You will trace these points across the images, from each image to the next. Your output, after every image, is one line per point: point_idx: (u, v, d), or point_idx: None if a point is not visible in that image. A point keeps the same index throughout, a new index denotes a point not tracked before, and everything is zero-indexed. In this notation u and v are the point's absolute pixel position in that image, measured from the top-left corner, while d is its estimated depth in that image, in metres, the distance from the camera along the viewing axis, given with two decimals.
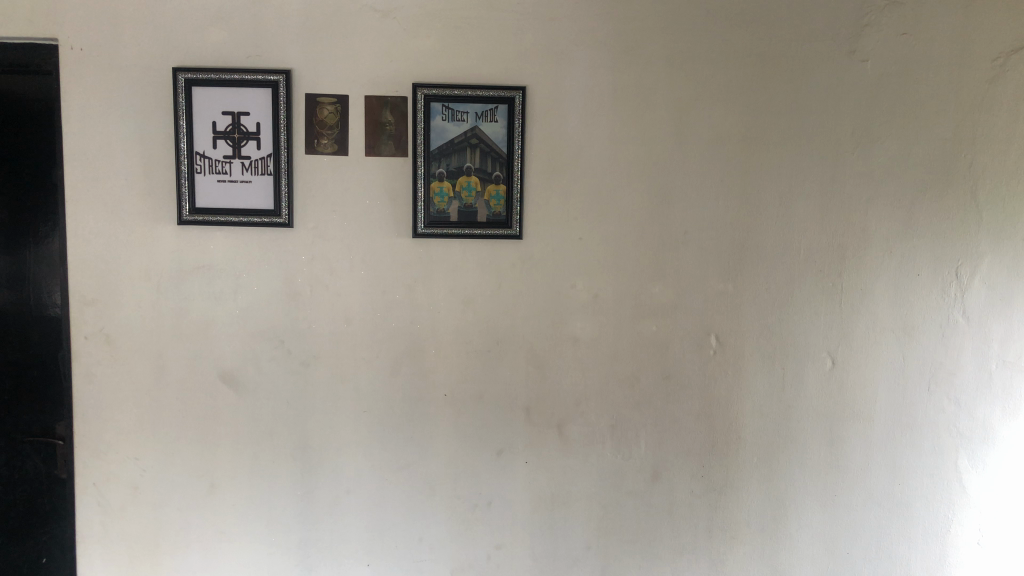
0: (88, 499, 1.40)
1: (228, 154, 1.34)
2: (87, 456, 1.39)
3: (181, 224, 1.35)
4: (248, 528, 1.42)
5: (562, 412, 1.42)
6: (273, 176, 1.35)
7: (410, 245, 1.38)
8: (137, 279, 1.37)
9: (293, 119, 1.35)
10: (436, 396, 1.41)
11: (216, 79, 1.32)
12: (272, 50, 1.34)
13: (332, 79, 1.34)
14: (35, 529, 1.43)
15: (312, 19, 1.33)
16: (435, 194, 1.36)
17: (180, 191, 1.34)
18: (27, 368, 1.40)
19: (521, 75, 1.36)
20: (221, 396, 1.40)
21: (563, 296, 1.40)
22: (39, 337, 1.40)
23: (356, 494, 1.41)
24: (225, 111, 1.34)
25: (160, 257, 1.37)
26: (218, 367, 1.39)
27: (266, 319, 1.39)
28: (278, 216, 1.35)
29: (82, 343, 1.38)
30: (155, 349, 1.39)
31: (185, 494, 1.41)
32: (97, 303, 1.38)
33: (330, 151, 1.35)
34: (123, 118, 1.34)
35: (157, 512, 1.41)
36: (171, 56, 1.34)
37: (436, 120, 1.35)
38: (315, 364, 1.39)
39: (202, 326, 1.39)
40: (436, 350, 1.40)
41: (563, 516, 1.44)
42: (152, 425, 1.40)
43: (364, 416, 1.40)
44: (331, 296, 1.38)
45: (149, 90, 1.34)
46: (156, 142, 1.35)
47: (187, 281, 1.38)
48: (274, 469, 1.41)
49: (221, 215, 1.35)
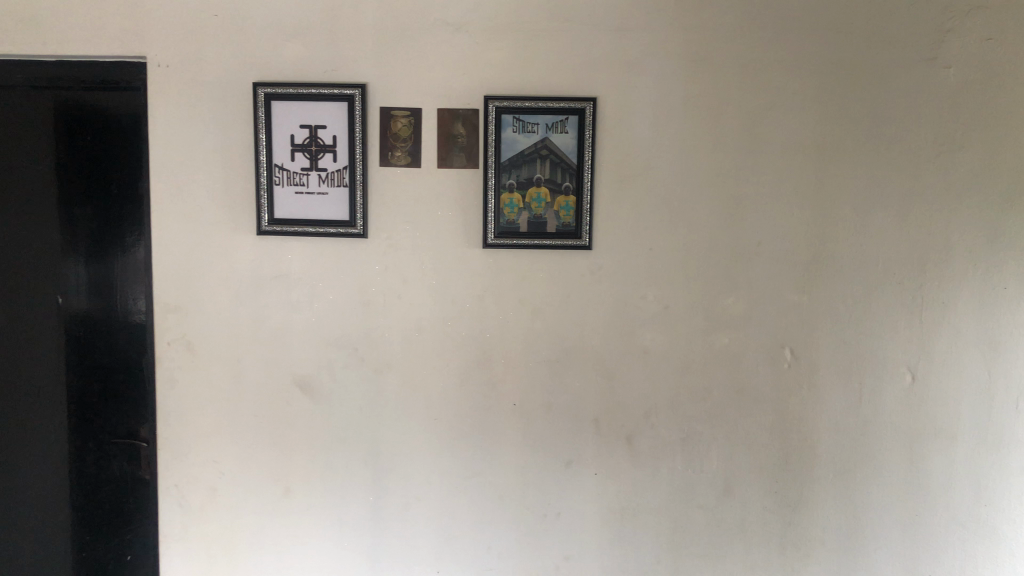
0: (170, 499, 1.45)
1: (305, 166, 1.38)
2: (168, 457, 1.45)
3: (260, 234, 1.40)
4: (320, 532, 1.45)
5: (631, 424, 1.41)
6: (348, 187, 1.38)
7: (481, 256, 1.39)
8: (217, 287, 1.42)
9: (368, 132, 1.38)
10: (506, 405, 1.41)
11: (294, 93, 1.36)
12: (348, 64, 1.37)
13: (405, 92, 1.37)
14: (120, 529, 1.52)
15: (387, 33, 1.36)
16: (505, 205, 1.37)
17: (259, 202, 1.38)
18: (115, 371, 1.49)
19: (592, 85, 1.36)
20: (296, 401, 1.43)
21: (633, 307, 1.40)
22: (126, 342, 1.49)
23: (426, 501, 1.43)
24: (303, 124, 1.37)
25: (240, 266, 1.42)
26: (293, 374, 1.43)
27: (339, 327, 1.42)
28: (352, 226, 1.38)
29: (165, 348, 1.44)
30: (233, 355, 1.43)
31: (260, 497, 1.45)
32: (180, 310, 1.43)
33: (403, 163, 1.38)
34: (207, 132, 1.40)
35: (234, 514, 1.45)
36: (252, 71, 1.38)
37: (506, 132, 1.36)
38: (386, 372, 1.42)
39: (279, 333, 1.42)
40: (506, 360, 1.41)
41: (632, 529, 1.43)
42: (230, 429, 1.44)
43: (434, 424, 1.42)
44: (403, 305, 1.41)
45: (231, 105, 1.39)
46: (237, 155, 1.40)
47: (264, 289, 1.42)
48: (347, 474, 1.44)
49: (298, 225, 1.39)
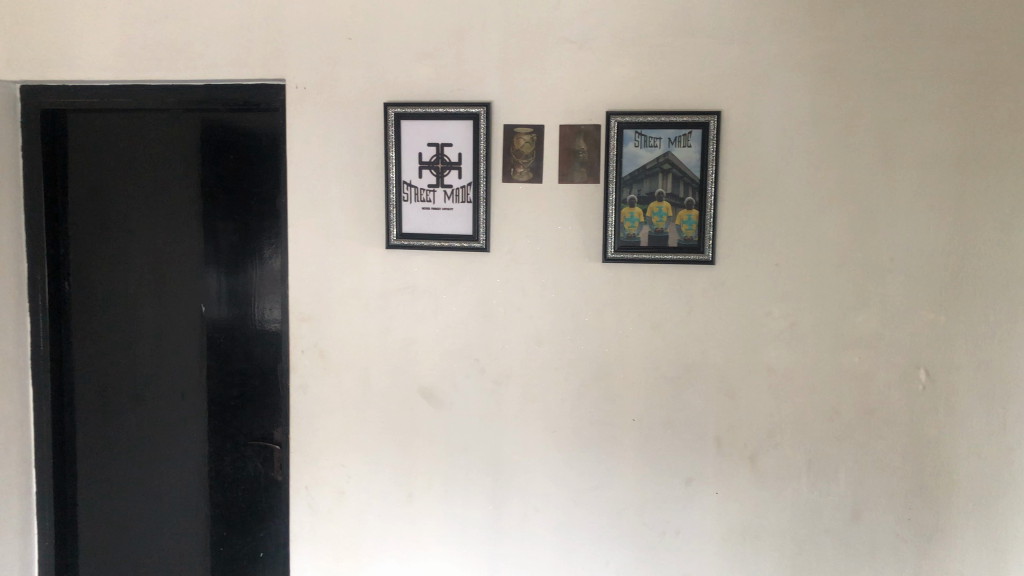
0: (301, 499, 1.53)
1: (431, 183, 1.42)
2: (300, 460, 1.53)
3: (388, 248, 1.45)
4: (441, 539, 1.48)
5: (754, 443, 1.38)
6: (472, 203, 1.41)
7: (601, 270, 1.40)
8: (347, 298, 1.49)
9: (492, 149, 1.41)
10: (625, 420, 1.41)
11: (422, 112, 1.41)
12: (474, 83, 1.41)
13: (529, 109, 1.40)
14: (254, 527, 1.66)
15: (512, 52, 1.39)
16: (625, 219, 1.37)
17: (388, 217, 1.44)
18: (251, 375, 1.64)
19: (717, 99, 1.34)
20: (420, 410, 1.47)
21: (757, 323, 1.37)
22: (261, 348, 1.63)
23: (544, 512, 1.44)
24: (430, 142, 1.42)
25: (368, 278, 1.47)
26: (417, 383, 1.47)
27: (461, 339, 1.45)
28: (475, 240, 1.41)
29: (299, 355, 1.52)
30: (361, 363, 1.49)
31: (385, 501, 1.50)
32: (313, 319, 1.51)
33: (525, 179, 1.40)
34: (340, 151, 1.47)
35: (360, 516, 1.51)
36: (383, 92, 1.44)
37: (628, 147, 1.36)
38: (507, 383, 1.44)
39: (404, 344, 1.47)
40: (625, 375, 1.40)
41: (754, 549, 1.40)
42: (357, 435, 1.50)
43: (553, 436, 1.43)
44: (523, 318, 1.43)
45: (363, 125, 1.45)
46: (368, 172, 1.46)
47: (391, 301, 1.47)
48: (467, 482, 1.47)
49: (424, 239, 1.43)
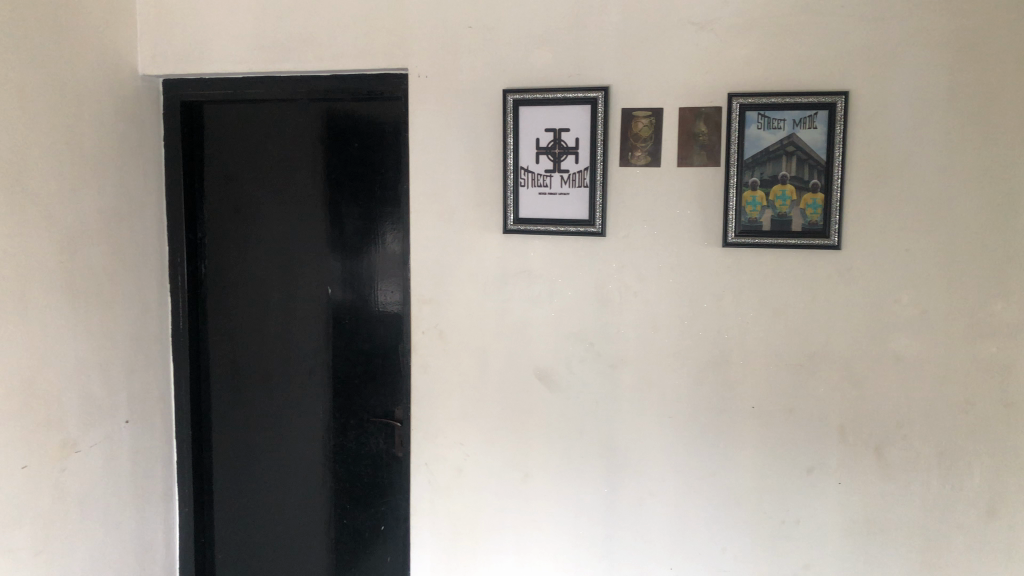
0: (422, 476, 1.58)
1: (549, 168, 1.44)
2: (421, 437, 1.58)
3: (506, 233, 1.47)
4: (557, 520, 1.50)
5: (881, 433, 1.34)
6: (589, 188, 1.41)
7: (721, 255, 1.38)
8: (466, 281, 1.52)
9: (609, 134, 1.41)
10: (744, 407, 1.39)
11: (540, 98, 1.42)
12: (592, 68, 1.41)
13: (647, 92, 1.39)
14: (376, 501, 1.74)
15: (631, 36, 1.38)
16: (747, 203, 1.34)
17: (506, 203, 1.46)
18: (374, 355, 1.71)
19: (845, 79, 1.30)
20: (536, 392, 1.49)
21: (885, 311, 1.32)
22: (383, 329, 1.70)
23: (660, 497, 1.44)
24: (547, 127, 1.43)
25: (487, 262, 1.50)
26: (534, 365, 1.49)
27: (578, 323, 1.46)
28: (592, 225, 1.42)
29: (420, 337, 1.56)
30: (479, 345, 1.52)
31: (502, 481, 1.53)
32: (433, 302, 1.55)
33: (643, 163, 1.40)
34: (460, 137, 1.50)
35: (478, 494, 1.55)
36: (501, 78, 1.46)
37: (750, 129, 1.33)
38: (623, 368, 1.44)
39: (521, 327, 1.49)
40: (745, 362, 1.38)
41: (880, 543, 1.35)
42: (475, 414, 1.54)
43: (669, 421, 1.43)
44: (640, 303, 1.42)
45: (482, 111, 1.48)
46: (486, 158, 1.49)
47: (508, 284, 1.49)
48: (582, 465, 1.48)
49: (540, 224, 1.45)
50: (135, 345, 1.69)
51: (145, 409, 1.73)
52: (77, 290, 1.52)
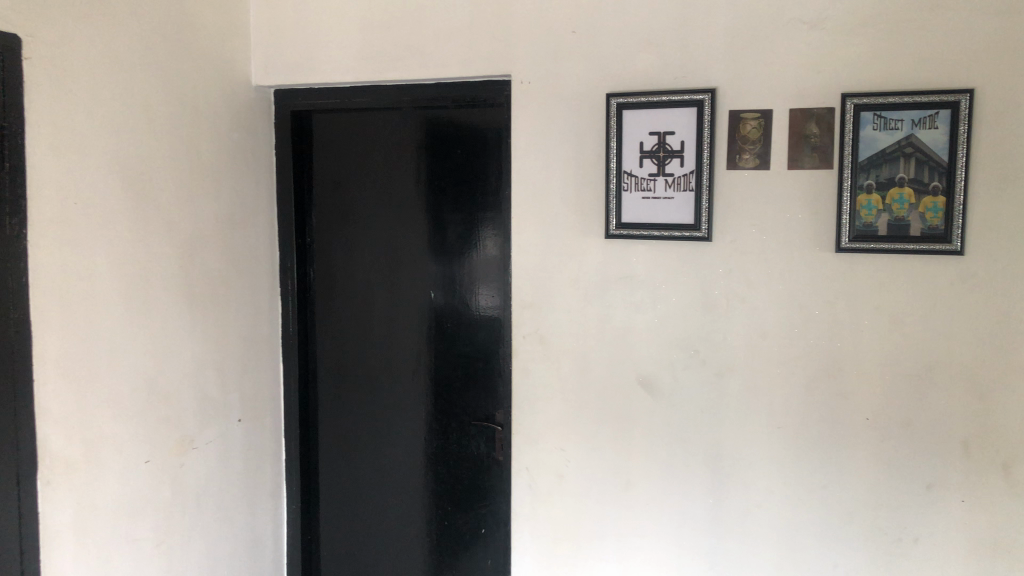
0: (522, 481, 1.59)
1: (653, 172, 1.42)
2: (522, 442, 1.58)
3: (608, 237, 1.46)
4: (660, 529, 1.48)
5: (1008, 450, 1.27)
6: (694, 192, 1.39)
7: (833, 260, 1.33)
8: (567, 286, 1.51)
9: (716, 136, 1.38)
10: (858, 419, 1.34)
11: (645, 101, 1.41)
12: (698, 70, 1.39)
13: (756, 94, 1.36)
14: (476, 503, 1.78)
15: (739, 36, 1.36)
16: (861, 207, 1.30)
17: (609, 207, 1.45)
18: (474, 359, 1.74)
19: (969, 76, 1.24)
20: (639, 399, 1.48)
21: (1013, 320, 1.25)
22: (483, 333, 1.73)
23: (767, 509, 1.40)
24: (652, 131, 1.42)
25: (589, 267, 1.49)
26: (637, 372, 1.47)
27: (683, 329, 1.44)
28: (697, 229, 1.39)
29: (521, 341, 1.57)
30: (581, 351, 1.52)
31: (603, 488, 1.52)
32: (534, 307, 1.55)
33: (751, 166, 1.37)
34: (563, 142, 1.50)
35: (579, 500, 1.54)
36: (605, 82, 1.45)
37: (865, 130, 1.29)
38: (728, 376, 1.41)
39: (623, 332, 1.48)
40: (858, 371, 1.33)
41: (1007, 566, 1.28)
42: (576, 420, 1.53)
43: (778, 431, 1.39)
44: (747, 309, 1.39)
45: (585, 116, 1.48)
46: (589, 163, 1.48)
47: (610, 290, 1.48)
48: (686, 474, 1.45)
49: (644, 229, 1.43)
50: (247, 346, 1.76)
51: (256, 408, 1.80)
52: (194, 293, 1.58)
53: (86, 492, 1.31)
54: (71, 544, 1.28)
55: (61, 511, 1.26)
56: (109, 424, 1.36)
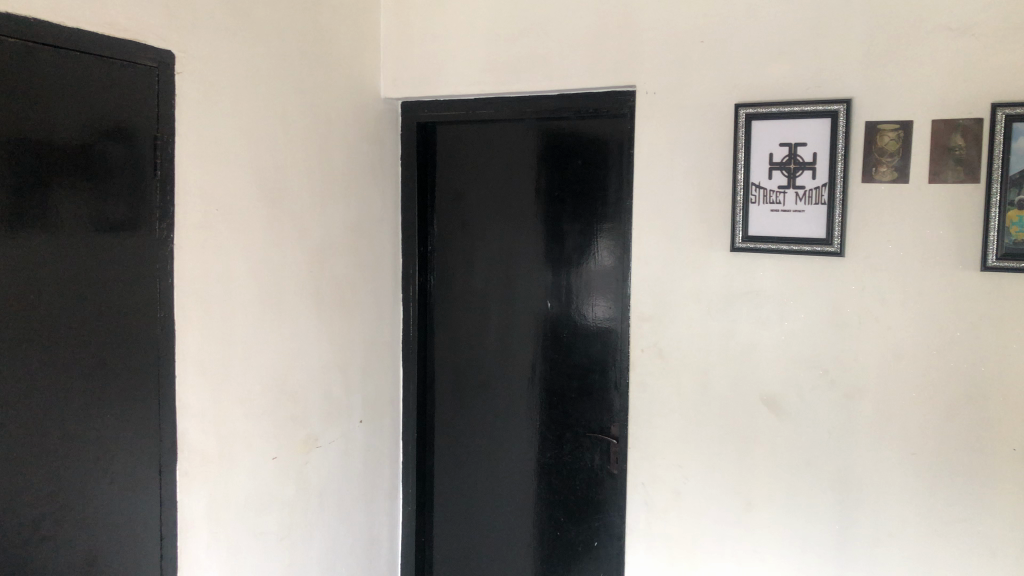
0: (638, 496, 1.57)
1: (783, 184, 1.38)
2: (638, 456, 1.56)
3: (734, 250, 1.43)
4: (781, 553, 1.43)
5: None
6: (827, 205, 1.34)
7: (978, 280, 1.26)
8: (689, 300, 1.49)
9: (851, 148, 1.33)
10: (1002, 449, 1.26)
11: (775, 111, 1.38)
12: (833, 80, 1.35)
13: (895, 104, 1.30)
14: (590, 516, 1.78)
15: (878, 45, 1.31)
16: (1011, 224, 1.22)
17: (735, 220, 1.42)
18: (590, 370, 1.74)
19: None
20: (763, 418, 1.43)
21: None
22: (599, 344, 1.73)
23: (899, 539, 1.34)
24: (782, 142, 1.38)
25: (713, 281, 1.46)
26: (761, 391, 1.43)
27: (811, 347, 1.39)
28: (829, 244, 1.34)
29: (639, 354, 1.55)
30: (702, 366, 1.48)
31: (722, 508, 1.48)
32: (654, 320, 1.53)
33: (888, 179, 1.31)
34: (688, 153, 1.47)
35: (697, 519, 1.51)
36: (733, 93, 1.43)
37: (1018, 142, 1.21)
38: (859, 398, 1.35)
39: (748, 349, 1.44)
40: (1003, 398, 1.25)
41: None
42: (695, 437, 1.50)
43: (912, 458, 1.32)
44: (880, 329, 1.33)
45: (712, 126, 1.45)
46: (715, 174, 1.45)
47: (734, 305, 1.44)
48: (811, 498, 1.40)
49: (772, 242, 1.39)
50: (370, 351, 1.81)
51: (376, 411, 1.84)
52: (322, 298, 1.64)
53: (218, 484, 1.37)
54: (205, 534, 1.34)
55: (196, 501, 1.32)
56: (241, 420, 1.42)
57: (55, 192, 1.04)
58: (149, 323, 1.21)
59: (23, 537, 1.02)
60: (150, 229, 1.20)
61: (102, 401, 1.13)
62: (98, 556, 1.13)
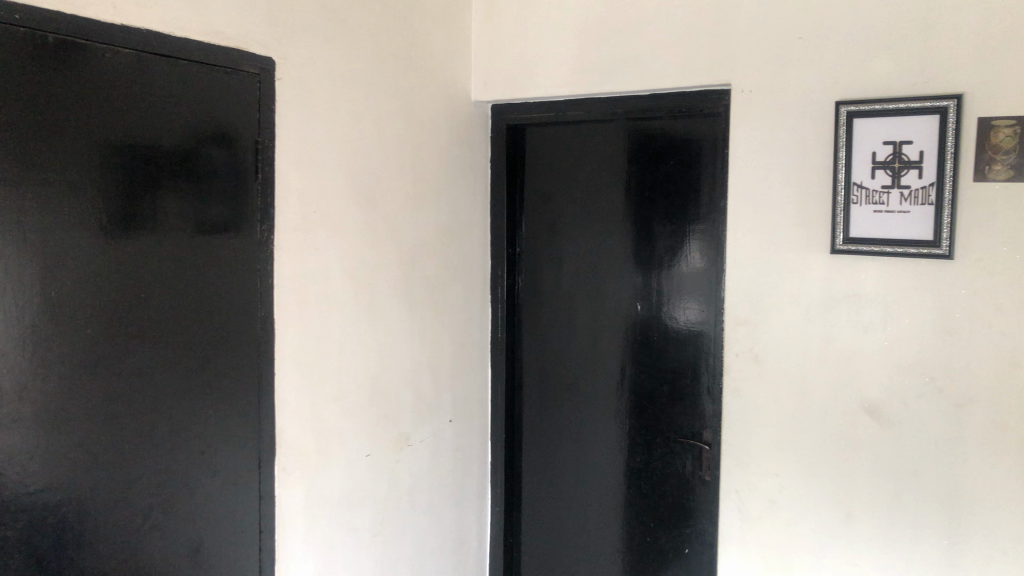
0: (731, 504, 1.53)
1: (886, 184, 1.33)
2: (731, 463, 1.53)
3: (834, 253, 1.39)
4: (883, 568, 1.38)
5: None
6: (934, 205, 1.29)
7: None
8: (786, 304, 1.45)
9: (962, 145, 1.27)
10: None
11: (879, 108, 1.33)
12: (942, 74, 1.29)
13: (1011, 99, 1.24)
14: (681, 522, 1.75)
15: (992, 36, 1.24)
16: None
17: (836, 221, 1.37)
18: (680, 374, 1.71)
19: None
20: (865, 427, 1.38)
21: None
22: (690, 348, 1.70)
23: (1013, 558, 1.27)
24: (887, 140, 1.33)
25: (812, 284, 1.42)
26: (863, 399, 1.38)
27: (917, 354, 1.33)
28: (937, 246, 1.29)
29: (733, 359, 1.51)
30: (799, 372, 1.44)
31: (821, 518, 1.44)
32: (749, 324, 1.49)
33: (1003, 178, 1.24)
34: (785, 153, 1.43)
35: (793, 529, 1.47)
36: (834, 89, 1.38)
37: None
38: (970, 408, 1.29)
39: (849, 354, 1.39)
40: None
41: None
42: (792, 445, 1.46)
43: None
44: (994, 336, 1.27)
45: (811, 125, 1.41)
46: (814, 174, 1.41)
47: (834, 309, 1.40)
48: (917, 512, 1.34)
49: (875, 244, 1.34)
50: (460, 352, 1.82)
51: (466, 411, 1.86)
52: (414, 298, 1.66)
53: (315, 480, 1.40)
54: (302, 528, 1.38)
55: (293, 496, 1.35)
56: (337, 418, 1.45)
57: (163, 196, 1.08)
58: (250, 323, 1.24)
59: (134, 526, 1.06)
60: (253, 231, 1.24)
61: (207, 398, 1.17)
62: (202, 546, 1.17)
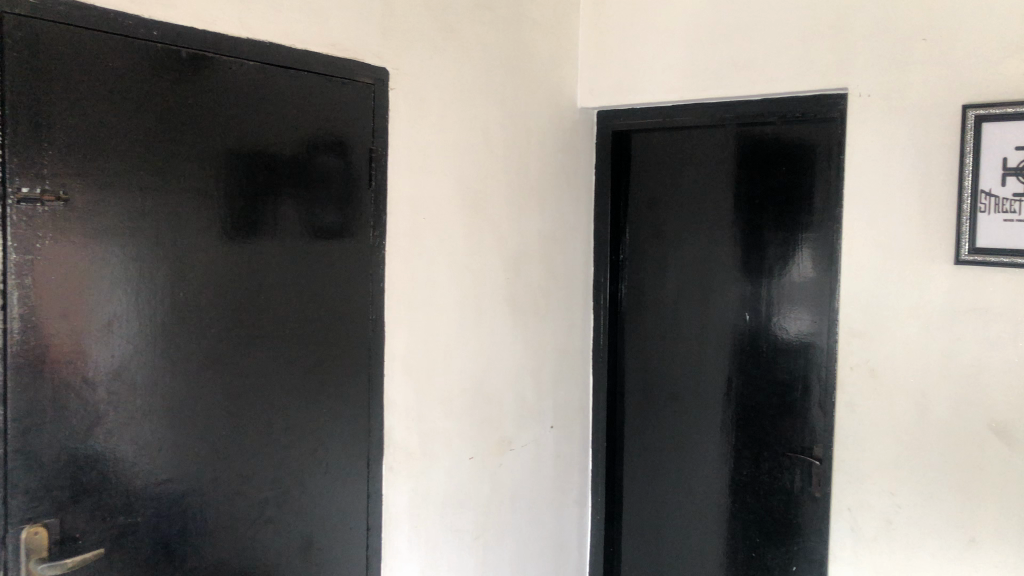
0: (843, 522, 1.48)
1: (1018, 192, 1.26)
2: (843, 480, 1.48)
3: (959, 263, 1.32)
4: None
5: None
6: None
7: None
8: (905, 317, 1.39)
9: None
10: None
11: (1010, 111, 1.26)
12: None
13: None
14: (788, 539, 1.69)
15: None
16: None
17: (961, 230, 1.31)
18: (791, 386, 1.66)
19: None
20: (991, 447, 1.31)
21: None
22: (801, 360, 1.65)
23: None
24: (1019, 145, 1.26)
25: (934, 296, 1.36)
26: (989, 418, 1.31)
27: None
28: None
29: (847, 372, 1.46)
30: (919, 387, 1.38)
31: (941, 542, 1.37)
32: (864, 336, 1.44)
33: None
34: (905, 159, 1.38)
35: (910, 551, 1.40)
36: (960, 93, 1.32)
37: None
38: None
39: (973, 370, 1.32)
40: None
41: None
42: (910, 464, 1.40)
43: None
44: None
45: (934, 130, 1.35)
46: (937, 181, 1.35)
47: (958, 322, 1.33)
48: None
49: (1005, 255, 1.27)
50: (562, 358, 1.83)
51: (567, 418, 1.86)
52: (518, 304, 1.67)
53: (419, 480, 1.43)
54: (407, 528, 1.41)
55: (399, 495, 1.38)
56: (441, 420, 1.48)
57: (282, 203, 1.13)
58: (362, 325, 1.28)
59: (251, 517, 1.11)
60: (365, 237, 1.27)
61: (320, 397, 1.21)
62: (314, 540, 1.21)
